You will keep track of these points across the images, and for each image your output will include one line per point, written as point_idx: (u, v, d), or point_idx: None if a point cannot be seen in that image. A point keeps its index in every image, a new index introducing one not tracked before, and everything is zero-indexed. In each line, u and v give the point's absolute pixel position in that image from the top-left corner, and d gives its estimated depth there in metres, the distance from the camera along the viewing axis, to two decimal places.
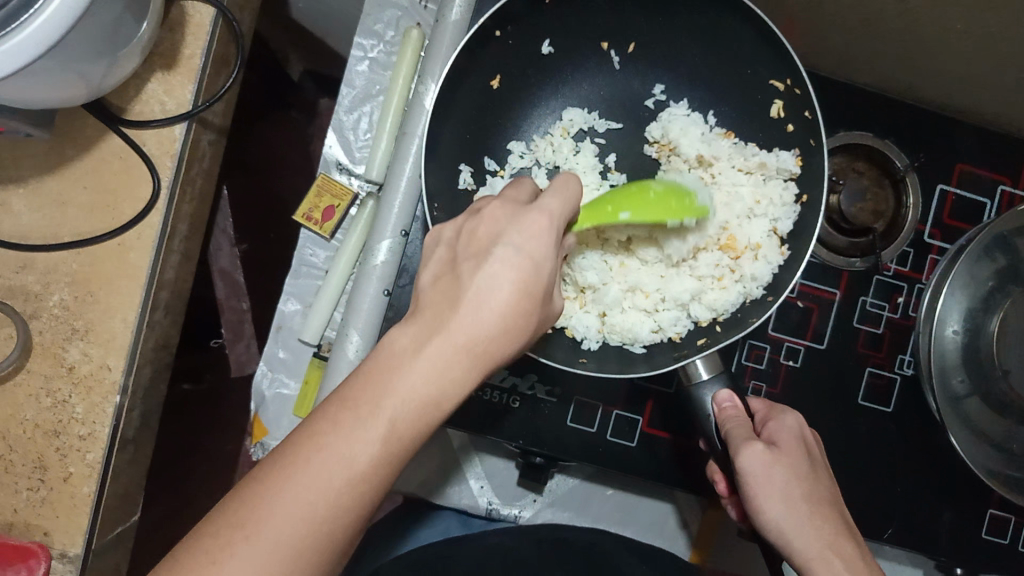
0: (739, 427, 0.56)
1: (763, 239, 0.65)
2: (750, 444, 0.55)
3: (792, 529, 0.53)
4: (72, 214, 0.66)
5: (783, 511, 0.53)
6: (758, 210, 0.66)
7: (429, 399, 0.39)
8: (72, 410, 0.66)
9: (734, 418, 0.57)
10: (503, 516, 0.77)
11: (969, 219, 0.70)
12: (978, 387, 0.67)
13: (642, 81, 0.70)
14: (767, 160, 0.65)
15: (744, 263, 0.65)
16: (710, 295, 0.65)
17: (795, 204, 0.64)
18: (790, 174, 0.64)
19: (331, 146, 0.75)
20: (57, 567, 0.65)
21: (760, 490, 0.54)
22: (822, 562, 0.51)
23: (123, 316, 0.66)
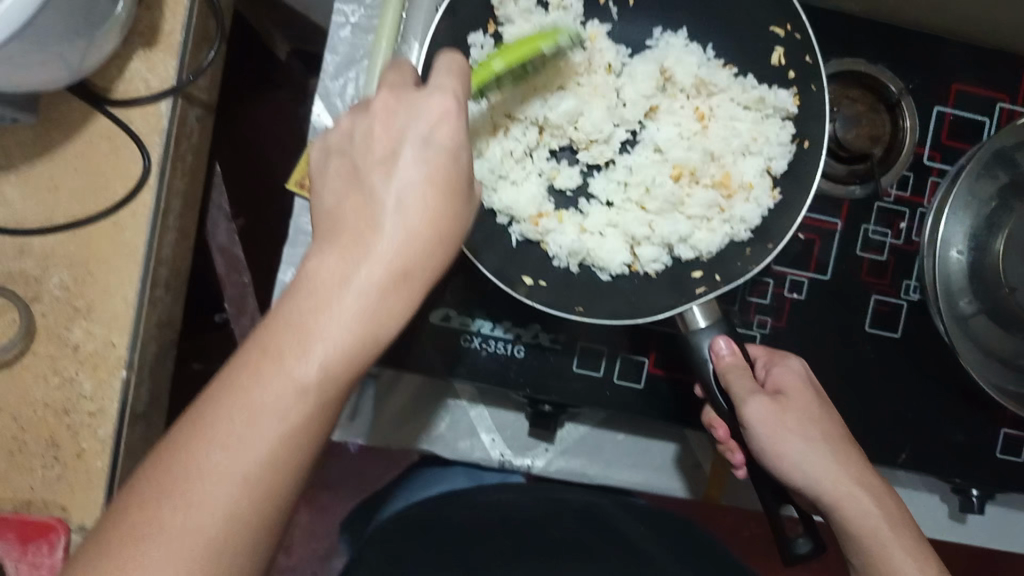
0: (746, 381, 0.54)
1: (756, 178, 0.63)
2: (757, 396, 0.55)
3: (818, 473, 0.54)
4: (64, 197, 0.65)
5: (806, 458, 0.54)
6: (755, 146, 0.63)
7: (382, 275, 0.40)
8: (80, 388, 0.66)
9: (736, 368, 0.55)
10: (515, 467, 0.79)
11: (968, 139, 0.69)
12: (985, 306, 0.67)
13: (640, 27, 0.66)
14: (766, 95, 0.62)
15: (735, 203, 0.63)
16: (698, 236, 0.63)
17: (792, 145, 0.62)
18: (787, 113, 0.62)
19: (319, 115, 0.74)
20: (77, 541, 0.66)
21: (777, 441, 0.54)
22: (852, 500, 0.54)
23: (123, 294, 0.66)
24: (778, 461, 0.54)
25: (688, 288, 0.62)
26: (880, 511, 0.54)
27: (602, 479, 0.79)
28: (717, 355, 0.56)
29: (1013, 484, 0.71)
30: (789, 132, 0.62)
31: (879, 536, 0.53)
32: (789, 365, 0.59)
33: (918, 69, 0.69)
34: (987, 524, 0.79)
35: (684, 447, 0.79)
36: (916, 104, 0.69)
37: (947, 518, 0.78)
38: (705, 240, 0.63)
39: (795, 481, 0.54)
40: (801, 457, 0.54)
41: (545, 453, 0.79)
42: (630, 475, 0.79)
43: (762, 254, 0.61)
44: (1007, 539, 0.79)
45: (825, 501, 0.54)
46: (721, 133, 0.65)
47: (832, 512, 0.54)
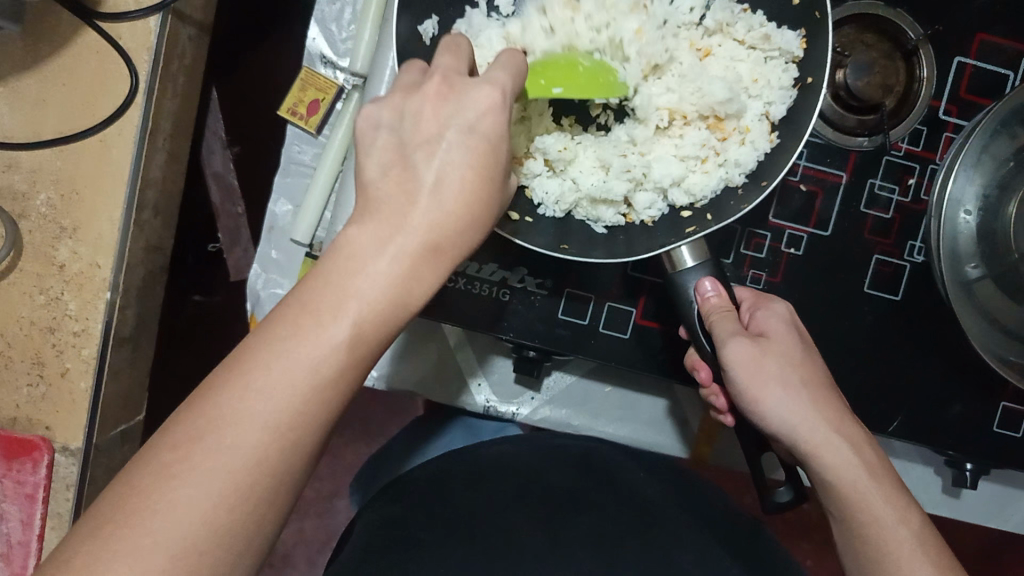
0: (728, 320, 0.53)
1: (754, 123, 0.61)
2: (738, 337, 0.53)
3: (796, 416, 0.51)
4: (51, 111, 0.65)
5: (785, 402, 0.52)
6: (756, 86, 0.61)
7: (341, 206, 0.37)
8: (66, 306, 0.66)
9: (721, 310, 0.54)
10: (500, 414, 0.78)
11: (988, 94, 0.66)
12: (994, 272, 0.64)
13: None
14: (772, 34, 0.59)
15: (729, 147, 0.61)
16: (692, 180, 0.60)
17: (792, 88, 0.59)
18: (793, 56, 0.59)
19: (315, 39, 0.73)
20: (61, 461, 0.67)
21: (756, 384, 0.52)
22: (831, 448, 0.51)
23: (109, 214, 0.66)
24: (757, 405, 0.53)
25: (679, 231, 0.60)
26: (861, 461, 0.51)
27: (588, 431, 0.78)
28: (702, 296, 0.55)
29: (1011, 458, 0.68)
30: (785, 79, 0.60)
31: (858, 487, 0.50)
32: (774, 309, 0.57)
33: (940, 16, 0.65)
34: (982, 500, 0.76)
35: (673, 403, 0.77)
36: (935, 51, 0.65)
37: (940, 491, 0.76)
38: (700, 184, 0.60)
39: (773, 427, 0.52)
40: (778, 402, 0.52)
41: (531, 402, 0.78)
42: (617, 428, 0.77)
43: (757, 192, 0.59)
44: (1002, 515, 0.77)
45: (803, 450, 0.51)
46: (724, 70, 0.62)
47: (809, 462, 0.52)
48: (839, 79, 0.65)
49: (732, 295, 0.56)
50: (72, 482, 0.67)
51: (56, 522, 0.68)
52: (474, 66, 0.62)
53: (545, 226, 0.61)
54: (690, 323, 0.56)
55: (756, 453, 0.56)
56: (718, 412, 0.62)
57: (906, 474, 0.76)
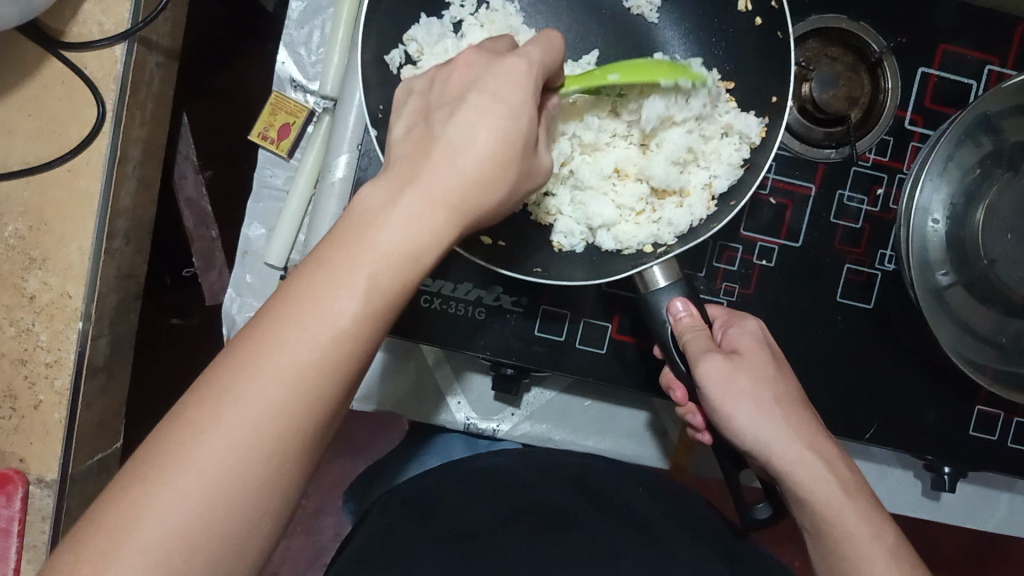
0: (700, 339, 0.53)
1: (696, 188, 0.61)
2: (710, 356, 0.53)
3: (768, 433, 0.52)
4: (18, 141, 0.64)
5: (758, 419, 0.52)
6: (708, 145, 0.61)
7: None
8: (36, 337, 0.65)
9: (692, 329, 0.54)
10: (481, 431, 0.77)
11: (952, 102, 0.66)
12: (963, 279, 0.65)
13: None
14: (735, 120, 0.60)
15: (666, 206, 0.61)
16: (622, 227, 0.61)
17: (741, 168, 0.60)
18: (750, 141, 0.60)
19: (284, 63, 0.73)
20: (35, 493, 0.66)
21: (727, 401, 0.53)
22: (803, 464, 0.51)
23: (79, 244, 0.65)
24: (730, 422, 0.53)
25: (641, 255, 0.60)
26: (833, 476, 0.51)
27: (568, 446, 0.78)
28: (674, 316, 0.55)
29: (986, 461, 0.69)
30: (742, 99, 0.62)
31: (833, 502, 0.50)
32: (746, 326, 0.57)
33: (903, 28, 0.66)
34: (961, 503, 0.77)
35: (653, 414, 0.77)
36: (899, 63, 0.66)
37: (919, 496, 0.77)
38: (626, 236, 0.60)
39: (747, 444, 0.53)
40: (750, 419, 0.52)
41: (511, 418, 0.78)
42: (597, 441, 0.77)
43: (724, 216, 0.59)
44: (981, 517, 0.77)
45: (776, 465, 0.52)
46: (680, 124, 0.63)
47: (782, 478, 0.52)
48: (805, 93, 0.65)
49: (704, 313, 0.56)
50: (47, 514, 0.67)
51: (33, 554, 0.67)
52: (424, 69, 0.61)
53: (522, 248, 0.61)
54: (662, 343, 0.56)
55: (734, 471, 0.56)
56: (694, 429, 0.62)
57: (885, 480, 0.76)
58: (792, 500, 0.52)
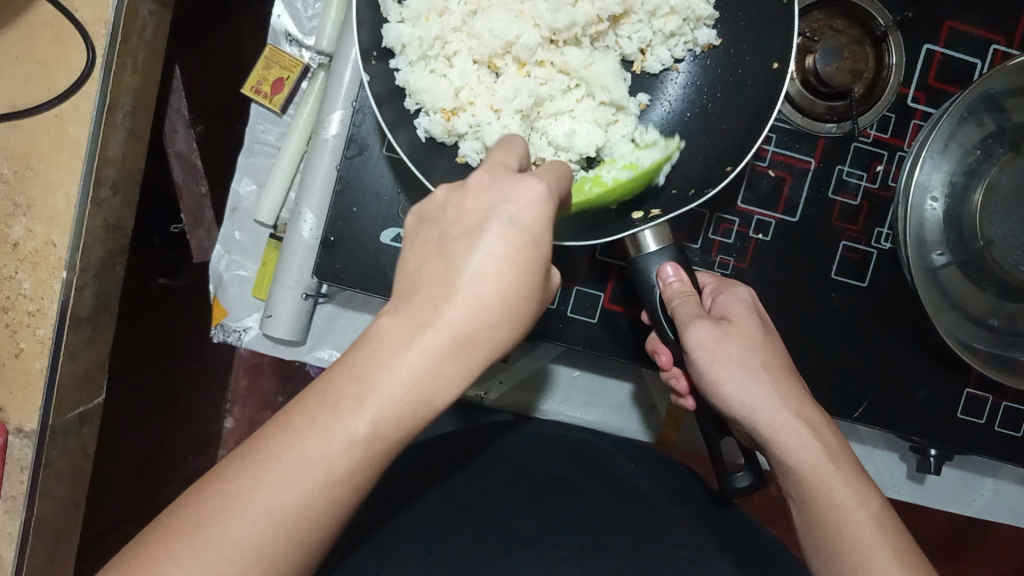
0: (688, 304, 0.53)
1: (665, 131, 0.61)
2: (699, 322, 0.53)
3: (756, 399, 0.51)
4: (4, 84, 0.63)
5: (746, 386, 0.52)
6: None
7: None
8: (19, 285, 0.65)
9: (682, 295, 0.53)
10: (468, 399, 0.77)
11: (956, 80, 0.66)
12: (958, 259, 0.64)
13: None
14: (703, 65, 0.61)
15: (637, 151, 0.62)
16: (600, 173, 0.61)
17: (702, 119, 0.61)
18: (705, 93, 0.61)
19: (280, 16, 0.72)
20: (16, 443, 0.66)
21: (715, 367, 0.52)
22: (788, 430, 0.51)
23: (65, 191, 0.64)
24: (716, 388, 0.52)
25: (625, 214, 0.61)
26: (821, 444, 0.51)
27: (554, 416, 0.77)
28: (664, 282, 0.54)
29: (974, 445, 0.69)
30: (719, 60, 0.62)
31: (820, 470, 0.50)
32: (737, 294, 0.57)
33: (910, 3, 0.65)
34: (946, 486, 0.77)
35: (641, 386, 0.77)
36: (903, 38, 0.65)
37: (905, 478, 0.77)
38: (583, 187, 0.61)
39: (733, 410, 0.52)
40: (737, 384, 0.52)
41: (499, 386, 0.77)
42: (585, 413, 0.77)
43: (719, 178, 0.59)
44: (965, 501, 0.77)
45: (762, 432, 0.51)
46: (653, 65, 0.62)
47: (769, 445, 0.52)
48: (807, 65, 0.64)
49: (695, 280, 0.56)
50: (26, 465, 0.66)
51: (10, 505, 0.66)
52: (411, 10, 0.58)
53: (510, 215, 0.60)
54: (651, 307, 0.56)
55: (717, 439, 0.56)
56: (679, 396, 0.61)
57: (871, 462, 0.76)
58: (778, 469, 0.52)
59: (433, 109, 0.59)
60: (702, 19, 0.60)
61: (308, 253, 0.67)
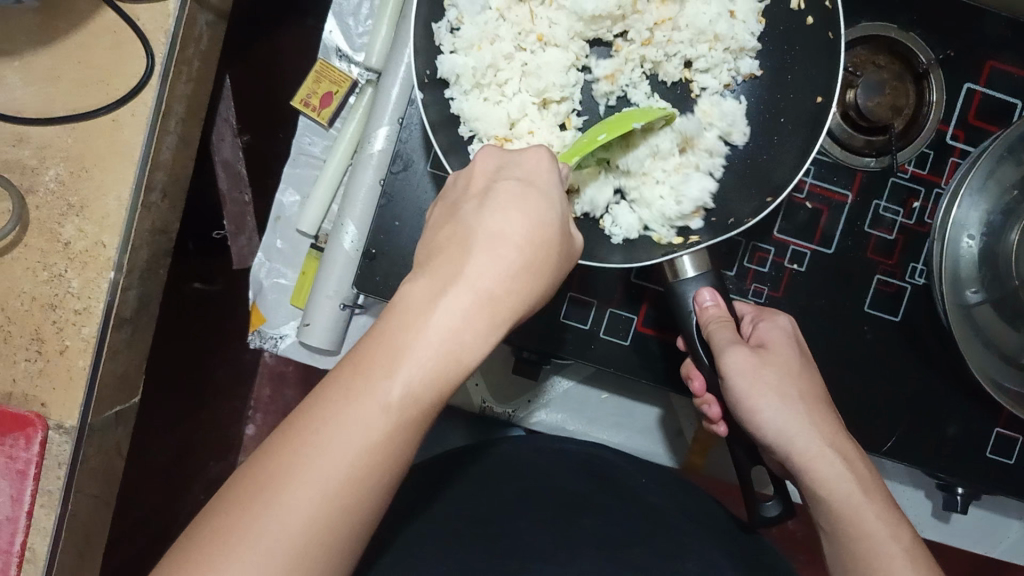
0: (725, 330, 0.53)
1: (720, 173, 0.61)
2: (738, 347, 0.53)
3: (793, 427, 0.52)
4: (66, 88, 0.66)
5: (783, 413, 0.52)
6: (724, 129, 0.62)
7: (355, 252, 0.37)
8: (68, 284, 0.66)
9: (718, 321, 0.54)
10: (496, 415, 0.78)
11: (996, 120, 0.66)
12: (993, 297, 0.65)
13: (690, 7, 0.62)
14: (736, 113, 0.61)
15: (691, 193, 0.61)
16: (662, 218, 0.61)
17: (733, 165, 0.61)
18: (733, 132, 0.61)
19: (331, 32, 0.74)
20: (54, 439, 0.67)
21: (754, 393, 0.53)
22: (823, 459, 0.51)
23: (117, 194, 0.66)
24: (752, 416, 0.53)
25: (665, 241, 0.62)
26: (854, 476, 0.51)
27: (582, 437, 0.77)
28: (700, 306, 0.55)
29: (1005, 485, 0.68)
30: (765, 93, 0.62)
31: (853, 501, 0.50)
32: (776, 322, 0.58)
33: (951, 42, 0.66)
34: (971, 526, 0.77)
35: (669, 412, 0.77)
36: (945, 75, 0.66)
37: (931, 514, 0.76)
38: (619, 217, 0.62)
39: (767, 436, 0.53)
40: (774, 412, 0.52)
41: (527, 404, 0.77)
42: (611, 435, 0.77)
43: (758, 209, 0.60)
44: (992, 542, 0.77)
45: (794, 461, 0.52)
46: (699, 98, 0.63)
47: (801, 475, 0.52)
48: (848, 100, 0.65)
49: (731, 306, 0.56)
50: (64, 461, 0.67)
51: (46, 500, 0.67)
52: (463, 40, 0.60)
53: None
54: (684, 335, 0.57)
55: (747, 464, 0.56)
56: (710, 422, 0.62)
57: (897, 497, 0.76)
58: (810, 498, 0.52)
59: (485, 136, 0.61)
60: (746, 49, 0.61)
61: (349, 264, 0.69)
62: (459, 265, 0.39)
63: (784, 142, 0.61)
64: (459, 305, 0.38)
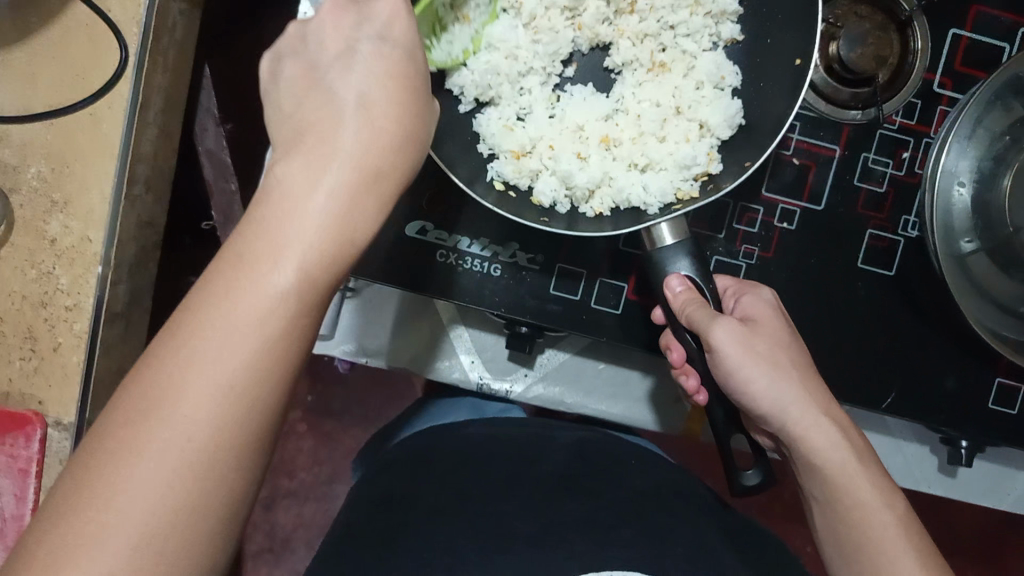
0: (700, 308, 0.52)
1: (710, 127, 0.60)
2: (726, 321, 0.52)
3: (786, 397, 0.52)
4: (42, 84, 0.65)
5: (776, 385, 0.52)
6: (714, 82, 0.61)
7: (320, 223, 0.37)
8: (57, 281, 0.66)
9: (690, 302, 0.53)
10: (493, 391, 0.77)
11: (984, 65, 0.65)
12: (988, 246, 0.64)
13: None
14: (723, 70, 0.61)
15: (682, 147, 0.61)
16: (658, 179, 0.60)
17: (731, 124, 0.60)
18: (720, 81, 0.61)
19: (306, 13, 0.73)
20: (53, 436, 0.67)
21: (744, 366, 0.52)
22: (818, 428, 0.52)
23: (100, 188, 0.66)
24: (745, 386, 0.52)
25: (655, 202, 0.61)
26: (848, 445, 0.52)
27: (580, 409, 0.77)
28: (671, 293, 0.54)
29: (1006, 435, 0.68)
30: (746, 56, 0.62)
31: (848, 470, 0.51)
32: (759, 295, 0.57)
33: None
34: (978, 479, 0.76)
35: (666, 380, 0.76)
36: (929, 24, 0.64)
37: (935, 470, 0.76)
38: (620, 180, 0.60)
39: (761, 407, 0.53)
40: (767, 384, 0.52)
41: (524, 379, 0.77)
42: (610, 405, 0.77)
43: (737, 175, 0.60)
44: (999, 494, 0.76)
45: (791, 431, 0.52)
46: (686, 62, 0.63)
47: (797, 443, 0.52)
48: (831, 52, 0.64)
49: (701, 280, 0.54)
50: (65, 457, 0.67)
51: None
52: None
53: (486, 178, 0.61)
54: (664, 308, 0.56)
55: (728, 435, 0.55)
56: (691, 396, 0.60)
57: (899, 453, 0.76)
58: (806, 470, 0.53)
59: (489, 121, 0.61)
60: (727, 13, 0.60)
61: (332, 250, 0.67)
62: (332, 151, 0.38)
63: (761, 98, 0.61)
64: (334, 194, 0.37)
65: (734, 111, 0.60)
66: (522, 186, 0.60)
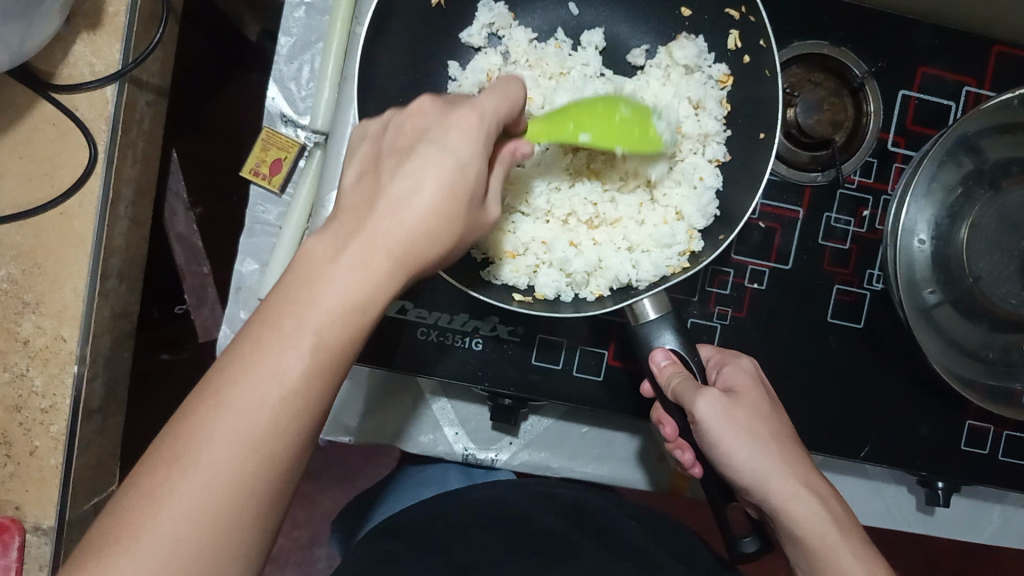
0: (686, 382, 0.53)
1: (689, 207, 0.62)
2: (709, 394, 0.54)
3: (766, 469, 0.53)
4: (9, 185, 0.64)
5: (759, 457, 0.53)
6: (691, 182, 0.63)
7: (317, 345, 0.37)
8: (31, 382, 0.65)
9: (676, 377, 0.54)
10: (479, 461, 0.77)
11: (934, 124, 0.68)
12: (950, 297, 0.66)
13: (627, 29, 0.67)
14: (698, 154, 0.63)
15: (665, 228, 0.62)
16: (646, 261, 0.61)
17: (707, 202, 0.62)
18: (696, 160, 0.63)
19: (275, 98, 0.74)
20: (32, 540, 0.65)
21: (725, 437, 0.53)
22: (797, 499, 0.53)
23: (73, 286, 0.65)
24: (726, 458, 0.53)
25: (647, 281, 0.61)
26: (828, 514, 0.53)
27: (567, 472, 0.78)
28: (657, 367, 0.55)
29: (980, 476, 0.70)
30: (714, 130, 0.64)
31: (827, 539, 0.52)
32: (739, 364, 0.59)
33: (883, 54, 0.67)
34: (955, 516, 0.78)
35: (652, 439, 0.77)
36: (880, 87, 0.67)
37: (915, 510, 0.77)
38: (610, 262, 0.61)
39: (742, 478, 0.53)
40: (746, 455, 0.53)
41: (509, 446, 0.77)
42: (596, 467, 0.77)
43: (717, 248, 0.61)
44: (976, 529, 0.78)
45: (770, 501, 0.53)
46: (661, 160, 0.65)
47: (776, 514, 0.53)
48: (789, 119, 0.67)
49: (687, 355, 0.56)
50: (45, 562, 0.66)
51: None
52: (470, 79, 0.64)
53: (466, 259, 0.62)
54: (650, 382, 0.57)
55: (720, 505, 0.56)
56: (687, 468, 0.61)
57: (878, 495, 0.77)
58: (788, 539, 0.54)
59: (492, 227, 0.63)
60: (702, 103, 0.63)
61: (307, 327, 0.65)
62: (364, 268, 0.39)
63: (735, 170, 0.63)
64: (357, 348, 0.39)
65: (707, 202, 0.61)
66: (522, 285, 0.61)
